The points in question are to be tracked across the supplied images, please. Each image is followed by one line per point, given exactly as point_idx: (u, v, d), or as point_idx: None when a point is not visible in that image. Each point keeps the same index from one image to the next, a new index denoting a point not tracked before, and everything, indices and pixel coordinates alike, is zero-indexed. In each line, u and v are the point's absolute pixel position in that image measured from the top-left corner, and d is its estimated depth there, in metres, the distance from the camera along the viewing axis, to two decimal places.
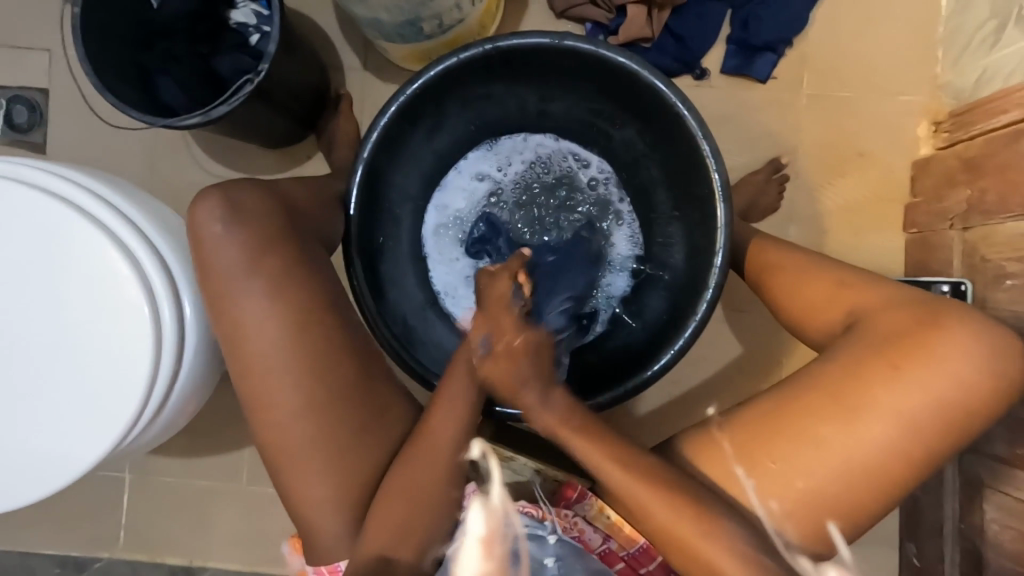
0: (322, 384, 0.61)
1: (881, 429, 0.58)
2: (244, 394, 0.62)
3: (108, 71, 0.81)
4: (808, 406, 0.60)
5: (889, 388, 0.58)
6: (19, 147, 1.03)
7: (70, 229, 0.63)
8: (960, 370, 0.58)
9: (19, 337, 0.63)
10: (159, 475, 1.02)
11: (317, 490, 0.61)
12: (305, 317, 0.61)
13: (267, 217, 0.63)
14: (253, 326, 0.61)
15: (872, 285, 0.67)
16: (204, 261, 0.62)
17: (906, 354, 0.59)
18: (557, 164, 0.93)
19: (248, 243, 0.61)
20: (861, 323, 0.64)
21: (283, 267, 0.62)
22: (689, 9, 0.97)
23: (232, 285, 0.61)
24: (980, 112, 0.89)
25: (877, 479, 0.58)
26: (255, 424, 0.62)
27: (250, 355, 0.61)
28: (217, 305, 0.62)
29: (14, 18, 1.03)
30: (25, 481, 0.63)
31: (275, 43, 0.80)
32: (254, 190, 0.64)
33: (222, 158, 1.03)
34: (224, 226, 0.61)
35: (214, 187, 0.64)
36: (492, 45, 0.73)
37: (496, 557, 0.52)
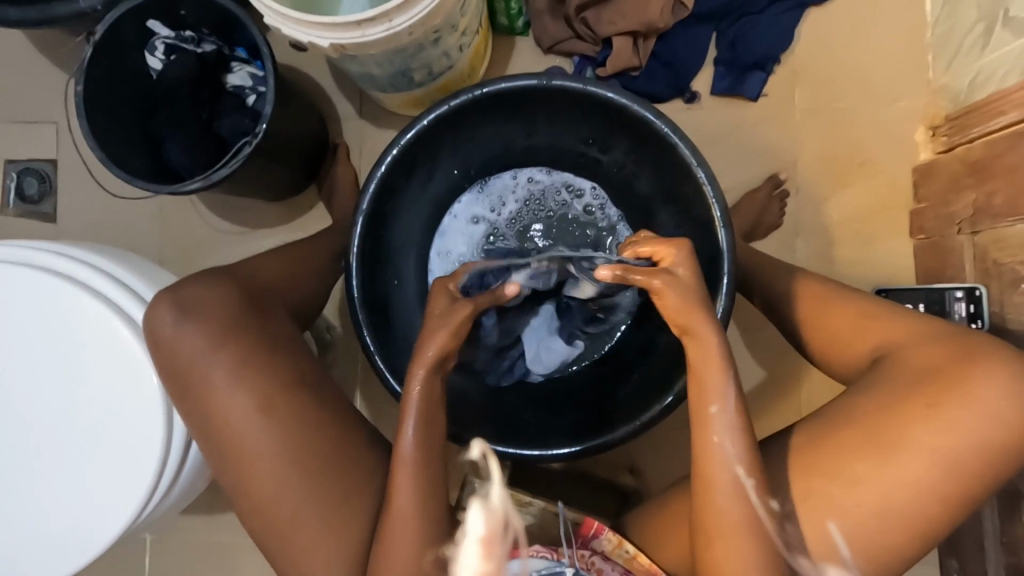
0: (306, 458, 0.61)
1: (921, 470, 0.56)
2: (227, 478, 0.62)
3: (112, 144, 0.84)
4: (843, 448, 0.58)
5: (927, 429, 0.56)
6: (29, 218, 1.06)
7: (80, 306, 0.64)
8: (997, 406, 0.56)
9: (34, 418, 0.64)
10: (180, 535, 1.01)
11: (322, 562, 0.60)
12: (268, 399, 0.61)
13: (226, 304, 0.63)
14: (229, 413, 0.60)
15: (894, 315, 0.65)
16: (169, 359, 0.61)
17: (943, 393, 0.57)
18: (549, 197, 0.93)
19: (208, 332, 0.61)
20: (891, 357, 0.62)
21: (245, 352, 0.62)
22: (675, 34, 0.99)
23: (195, 377, 0.61)
24: (978, 115, 0.88)
25: (920, 512, 0.56)
26: (239, 506, 0.62)
27: (225, 442, 0.61)
28: (187, 398, 0.62)
29: (23, 94, 1.07)
30: (47, 561, 0.63)
31: (271, 104, 0.82)
32: (206, 283, 0.64)
33: (225, 214, 1.05)
34: (178, 323, 0.61)
35: (166, 287, 0.64)
36: (482, 91, 0.74)
37: (497, 558, 0.49)
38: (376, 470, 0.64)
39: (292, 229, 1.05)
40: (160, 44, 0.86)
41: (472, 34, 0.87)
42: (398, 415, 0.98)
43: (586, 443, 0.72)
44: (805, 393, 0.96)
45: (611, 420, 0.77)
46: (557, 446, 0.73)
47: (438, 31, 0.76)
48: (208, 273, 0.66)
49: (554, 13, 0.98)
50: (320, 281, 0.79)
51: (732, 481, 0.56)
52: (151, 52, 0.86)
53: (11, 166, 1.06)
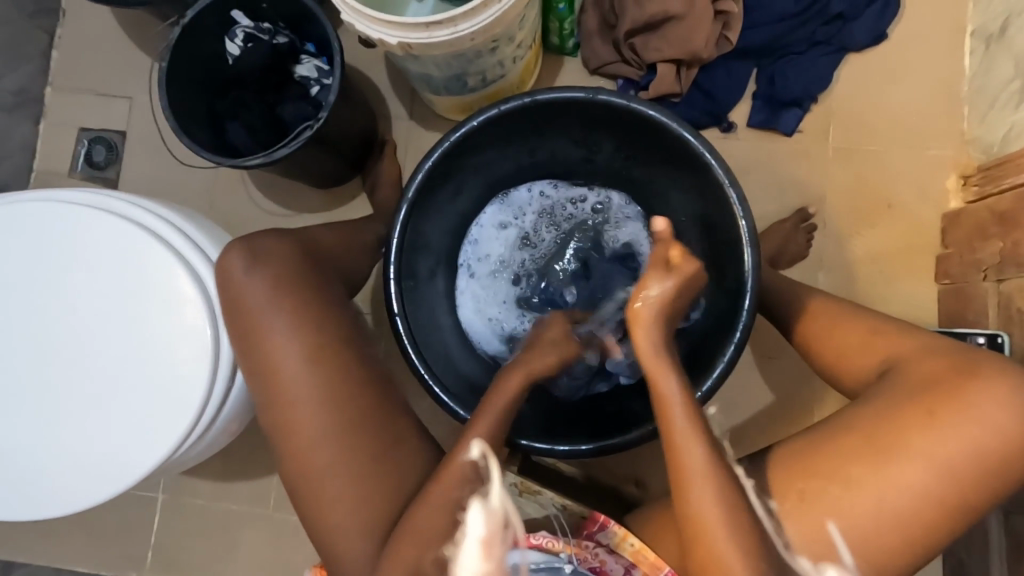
0: (346, 409, 0.64)
1: (916, 474, 0.57)
2: (269, 420, 0.65)
3: (182, 115, 0.91)
4: (841, 451, 0.60)
5: (926, 437, 0.57)
6: (94, 182, 1.14)
7: (146, 254, 0.69)
8: (1000, 418, 0.57)
9: (90, 351, 0.69)
10: (191, 497, 1.04)
11: (347, 512, 0.63)
12: (320, 349, 0.65)
13: (291, 259, 0.69)
14: (278, 360, 0.65)
15: (905, 334, 0.67)
16: (235, 302, 0.66)
17: (942, 403, 0.58)
18: (566, 205, 0.98)
19: (275, 282, 0.67)
20: (896, 369, 0.64)
21: (302, 306, 0.66)
22: (717, 67, 1.03)
23: (258, 322, 0.65)
24: (1010, 167, 0.90)
25: (914, 516, 0.57)
26: (279, 449, 0.65)
27: (275, 388, 0.65)
28: (244, 337, 0.66)
29: (105, 69, 1.16)
30: (79, 487, 0.67)
31: (334, 94, 0.88)
32: (275, 239, 0.70)
33: (273, 196, 1.11)
34: (249, 271, 0.66)
35: (241, 237, 0.69)
36: (530, 99, 0.79)
37: (496, 558, 0.51)
38: (400, 438, 0.67)
39: (334, 216, 1.10)
40: (240, 33, 0.93)
41: (526, 48, 0.93)
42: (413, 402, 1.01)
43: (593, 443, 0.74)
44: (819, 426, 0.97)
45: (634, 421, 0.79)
46: (565, 443, 0.75)
47: (497, 41, 0.82)
48: (271, 231, 0.72)
49: (603, 37, 1.04)
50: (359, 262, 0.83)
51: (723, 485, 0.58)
52: (232, 39, 0.93)
53: (84, 133, 1.15)
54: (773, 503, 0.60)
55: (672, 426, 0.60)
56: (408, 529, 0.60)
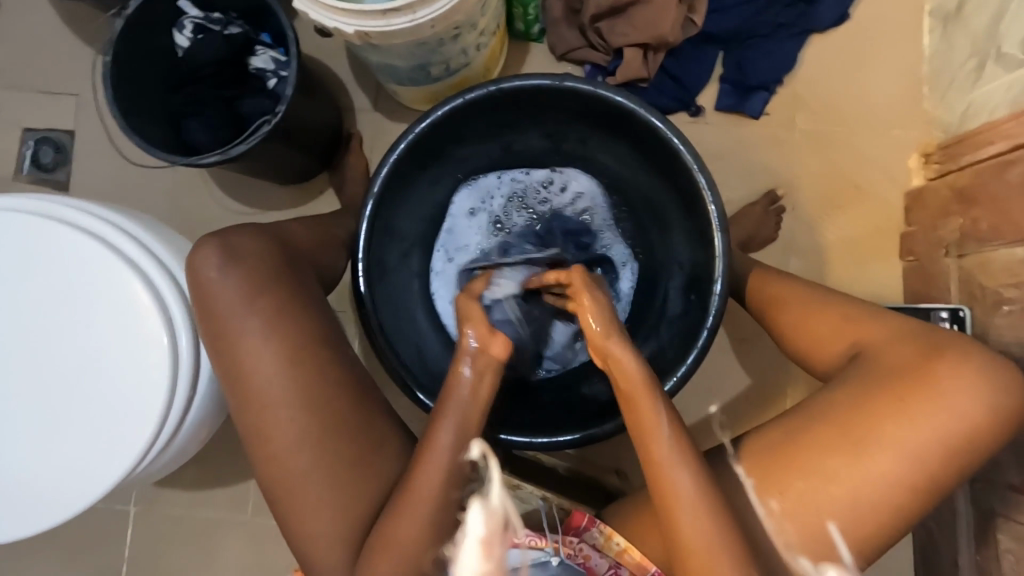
0: (322, 408, 0.62)
1: (891, 461, 0.58)
2: (243, 423, 0.63)
3: (133, 112, 0.87)
4: (820, 443, 0.60)
5: (898, 425, 0.59)
6: (43, 185, 1.08)
7: (96, 261, 0.66)
8: (965, 401, 0.59)
9: (40, 366, 0.66)
10: (165, 507, 1.01)
11: (320, 519, 0.61)
12: (296, 348, 0.63)
13: (267, 257, 0.66)
14: (251, 363, 0.62)
15: (874, 320, 0.68)
16: (205, 302, 0.63)
17: (912, 390, 0.60)
18: (539, 189, 0.95)
19: (248, 281, 0.64)
20: (866, 356, 0.65)
21: (277, 304, 0.64)
22: (684, 51, 1.03)
23: (230, 321, 0.63)
24: (968, 144, 0.92)
25: (890, 502, 0.59)
26: (253, 454, 0.63)
27: (247, 391, 0.62)
28: (217, 339, 0.63)
29: (47, 65, 1.10)
30: (36, 509, 0.64)
31: (292, 87, 0.84)
32: (250, 234, 0.67)
33: (236, 194, 1.08)
34: (221, 270, 0.63)
35: (212, 233, 0.66)
36: (495, 88, 0.77)
37: (496, 557, 0.51)
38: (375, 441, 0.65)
39: (300, 213, 1.07)
40: (188, 24, 0.89)
41: (489, 35, 0.90)
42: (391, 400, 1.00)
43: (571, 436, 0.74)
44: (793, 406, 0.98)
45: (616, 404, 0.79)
46: (544, 435, 0.75)
47: (459, 28, 0.80)
48: (245, 226, 0.69)
49: (569, 22, 1.02)
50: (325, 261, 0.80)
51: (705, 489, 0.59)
52: (180, 30, 0.89)
53: (29, 134, 1.09)
54: (763, 499, 0.61)
55: (650, 447, 0.61)
56: (387, 534, 0.59)
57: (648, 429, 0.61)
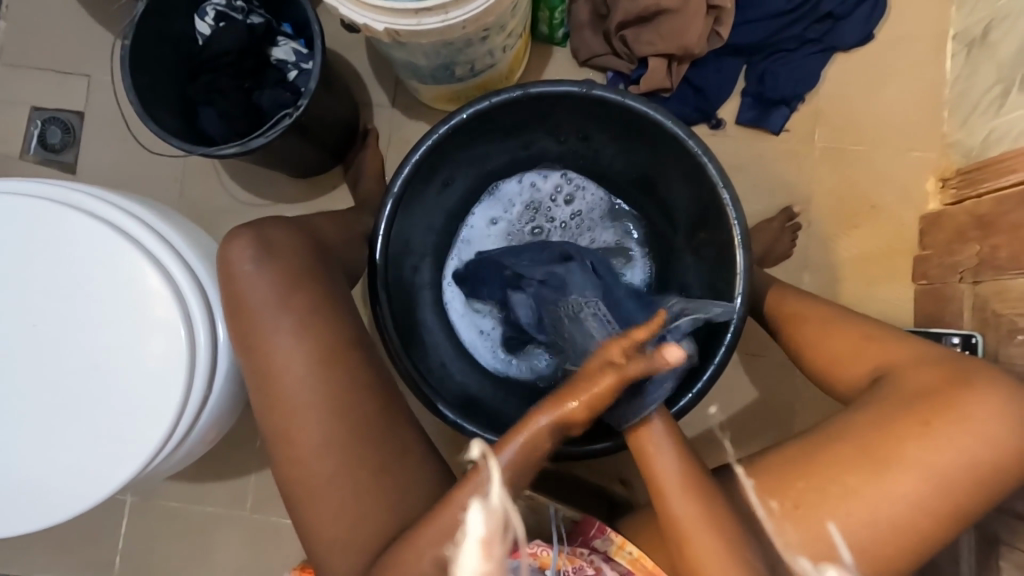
0: (344, 414, 0.61)
1: (912, 485, 0.58)
2: (266, 423, 0.62)
3: (152, 98, 0.85)
4: (840, 462, 0.60)
5: (919, 447, 0.59)
6: (50, 166, 1.06)
7: (114, 250, 0.64)
8: (986, 426, 0.59)
9: (52, 357, 0.64)
10: (162, 500, 1.00)
11: (337, 525, 0.60)
12: (328, 353, 0.62)
13: (300, 256, 0.66)
14: (280, 360, 0.61)
15: (896, 340, 0.68)
16: (235, 298, 0.63)
17: (934, 412, 0.60)
18: (551, 202, 0.95)
19: (281, 281, 0.63)
20: (889, 378, 0.65)
21: (312, 305, 0.63)
22: (708, 62, 1.02)
23: (263, 319, 0.62)
24: (989, 171, 0.92)
25: (908, 526, 0.59)
26: (275, 457, 0.62)
27: (275, 390, 0.61)
28: (246, 338, 0.63)
29: (60, 43, 1.07)
30: (44, 503, 0.63)
31: (315, 80, 0.83)
32: (284, 231, 0.66)
33: (248, 185, 1.06)
34: (256, 266, 0.63)
35: (247, 227, 0.65)
36: (521, 92, 0.76)
37: (496, 559, 0.50)
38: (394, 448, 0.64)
39: (313, 207, 1.05)
40: (211, 11, 0.87)
41: (516, 37, 0.89)
42: None
43: (581, 445, 0.73)
44: (800, 424, 0.98)
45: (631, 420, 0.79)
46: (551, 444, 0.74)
47: (488, 30, 0.79)
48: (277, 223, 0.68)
49: (594, 28, 1.02)
50: None
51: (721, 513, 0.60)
52: (202, 17, 0.88)
53: (38, 113, 1.07)
54: (763, 500, 0.62)
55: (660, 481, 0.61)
56: (401, 543, 0.58)
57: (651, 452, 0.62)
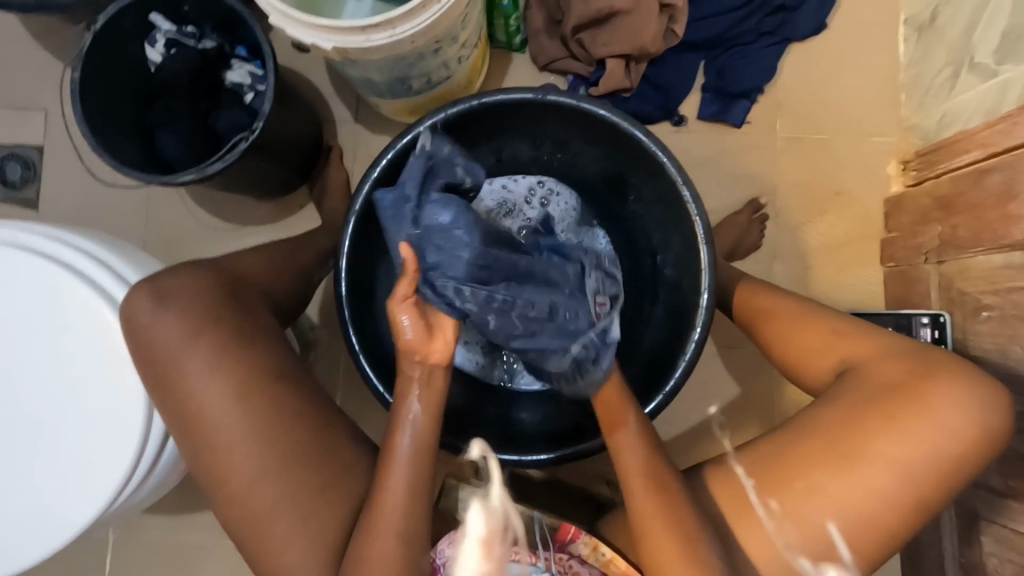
0: (282, 448, 0.60)
1: (883, 480, 0.59)
2: (200, 467, 0.60)
3: (103, 127, 0.84)
4: (809, 457, 0.61)
5: (886, 442, 0.59)
6: (11, 202, 1.04)
7: (65, 289, 0.63)
8: (953, 419, 0.60)
9: (9, 400, 0.63)
10: (144, 533, 0.98)
11: (297, 556, 0.59)
12: (247, 386, 0.60)
13: (203, 297, 0.62)
14: (199, 404, 0.59)
15: (862, 333, 0.68)
16: (144, 348, 0.61)
17: (900, 406, 0.60)
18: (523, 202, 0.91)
19: (188, 321, 0.61)
20: (854, 371, 0.65)
21: (221, 344, 0.61)
22: (666, 60, 1.03)
23: (172, 361, 0.60)
24: (945, 152, 0.93)
25: (881, 521, 0.59)
26: (213, 499, 0.61)
27: (204, 434, 0.59)
28: (159, 387, 0.61)
29: (14, 78, 1.06)
30: (7, 550, 0.61)
31: (270, 102, 0.82)
32: (184, 275, 0.63)
33: (212, 209, 1.05)
34: (156, 316, 0.60)
35: (145, 279, 0.63)
36: (478, 101, 0.76)
37: (496, 557, 0.53)
38: (358, 467, 0.63)
39: (280, 228, 1.04)
40: (161, 38, 0.87)
41: (471, 46, 0.89)
42: (377, 418, 0.98)
43: (564, 451, 0.74)
44: (779, 412, 0.99)
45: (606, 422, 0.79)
46: (534, 453, 0.75)
47: (440, 41, 0.79)
48: (181, 264, 0.65)
49: (550, 33, 1.02)
50: (304, 279, 0.77)
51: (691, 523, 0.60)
52: (152, 45, 0.87)
53: None
54: (763, 499, 0.61)
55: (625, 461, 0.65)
56: (372, 554, 0.57)
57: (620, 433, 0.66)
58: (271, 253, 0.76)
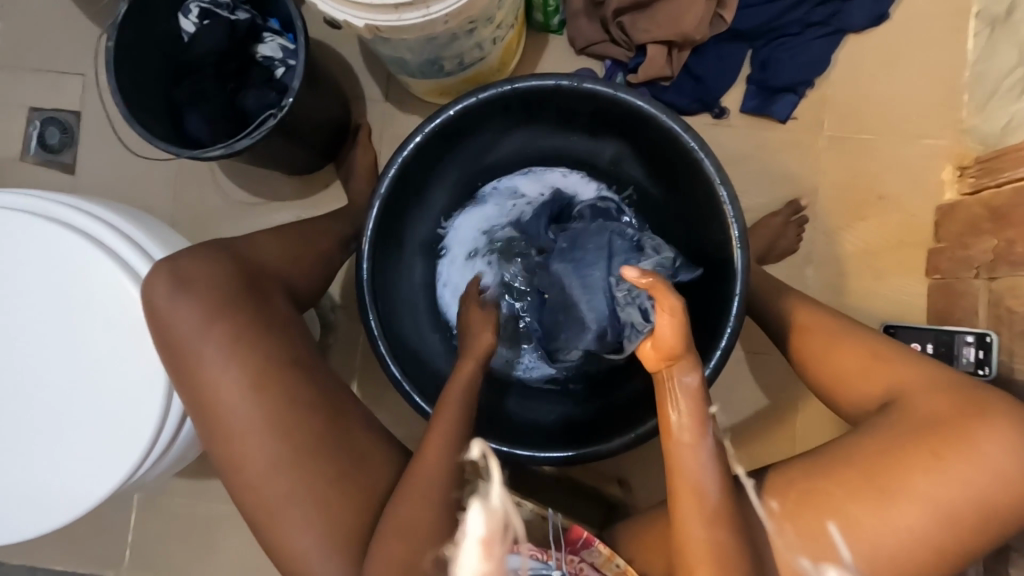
0: (294, 434, 0.60)
1: (918, 519, 0.56)
2: (215, 446, 0.61)
3: (135, 98, 0.84)
4: (842, 487, 0.58)
5: (927, 481, 0.56)
6: (49, 167, 1.06)
7: (93, 264, 0.64)
8: (1002, 465, 0.56)
9: (41, 367, 0.65)
10: (167, 495, 1.01)
11: (304, 542, 0.59)
12: (261, 370, 0.61)
13: (221, 281, 0.63)
14: (215, 390, 0.60)
15: (907, 361, 0.65)
16: (162, 331, 0.61)
17: (944, 444, 0.57)
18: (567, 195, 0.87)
19: (206, 304, 0.61)
20: (900, 402, 0.62)
21: (237, 328, 0.61)
22: (710, 49, 0.98)
23: (189, 342, 0.61)
24: (1007, 160, 0.87)
25: (911, 562, 0.56)
26: (226, 478, 0.61)
27: (218, 415, 0.60)
28: (178, 370, 0.61)
29: (54, 43, 1.07)
30: (32, 512, 0.64)
31: (298, 79, 0.81)
32: (204, 257, 0.64)
33: (240, 185, 1.05)
34: (172, 298, 0.61)
35: (164, 260, 0.63)
36: (511, 87, 0.73)
37: (496, 558, 0.50)
38: (368, 455, 0.63)
39: (306, 206, 1.04)
40: (194, 8, 0.86)
41: (506, 27, 0.86)
42: (393, 401, 0.98)
43: (585, 450, 0.73)
44: (802, 423, 0.96)
45: (621, 425, 0.77)
46: (550, 450, 0.74)
47: (474, 22, 0.76)
48: (202, 246, 0.65)
49: (590, 15, 0.98)
50: (326, 262, 0.77)
51: (712, 549, 0.55)
52: (185, 15, 0.86)
53: (36, 114, 1.07)
54: (763, 499, 0.60)
55: (681, 473, 0.58)
56: (374, 544, 0.57)
57: (676, 439, 0.59)
58: (293, 234, 0.75)
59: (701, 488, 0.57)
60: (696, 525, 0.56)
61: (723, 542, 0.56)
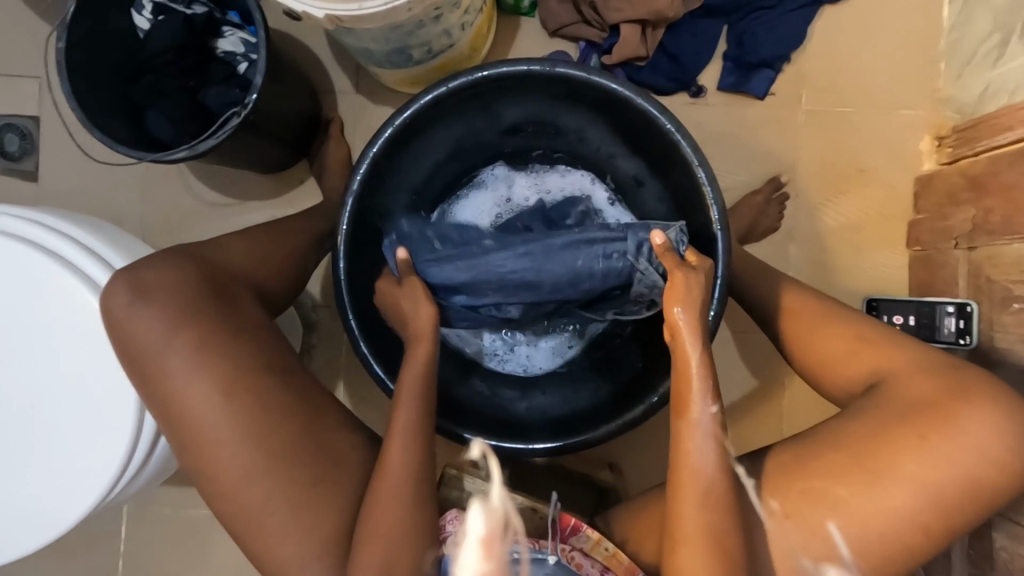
0: (271, 443, 0.59)
1: (905, 500, 0.56)
2: (192, 459, 0.60)
3: (90, 102, 0.80)
4: (832, 471, 0.58)
5: (913, 462, 0.57)
6: (10, 175, 1.02)
7: (54, 279, 0.63)
8: (986, 441, 0.56)
9: (7, 387, 0.63)
10: (156, 504, 1.00)
11: (290, 550, 0.58)
12: (233, 378, 0.59)
13: (183, 288, 0.61)
14: (185, 401, 0.59)
15: (893, 343, 0.65)
16: (125, 343, 0.59)
17: (931, 425, 0.57)
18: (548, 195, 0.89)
19: (169, 313, 0.59)
20: (886, 384, 0.62)
21: (205, 336, 0.60)
22: (685, 25, 0.96)
23: (154, 353, 0.59)
24: (984, 129, 0.86)
25: (897, 542, 0.57)
26: (207, 490, 0.60)
27: (192, 427, 0.59)
28: (147, 384, 0.60)
29: (5, 45, 1.02)
30: (9, 534, 0.63)
31: (262, 74, 0.78)
32: (164, 265, 0.62)
33: (210, 186, 1.02)
34: (134, 309, 0.59)
35: (124, 269, 0.61)
36: (481, 74, 0.71)
37: (496, 557, 0.50)
38: (351, 458, 0.62)
39: (280, 204, 1.02)
40: (148, 3, 0.83)
41: (475, 12, 0.83)
42: (380, 399, 0.97)
43: (581, 437, 0.72)
44: (789, 399, 0.97)
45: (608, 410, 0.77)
46: (543, 441, 0.73)
47: (440, 8, 0.73)
48: (164, 254, 0.63)
49: None
50: (300, 263, 0.75)
51: (703, 537, 0.55)
52: (138, 11, 0.84)
53: None
54: (763, 499, 0.60)
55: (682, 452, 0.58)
56: (360, 546, 0.56)
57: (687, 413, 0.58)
58: (264, 236, 0.74)
59: (692, 476, 0.57)
60: (688, 513, 0.56)
61: (713, 528, 0.55)
